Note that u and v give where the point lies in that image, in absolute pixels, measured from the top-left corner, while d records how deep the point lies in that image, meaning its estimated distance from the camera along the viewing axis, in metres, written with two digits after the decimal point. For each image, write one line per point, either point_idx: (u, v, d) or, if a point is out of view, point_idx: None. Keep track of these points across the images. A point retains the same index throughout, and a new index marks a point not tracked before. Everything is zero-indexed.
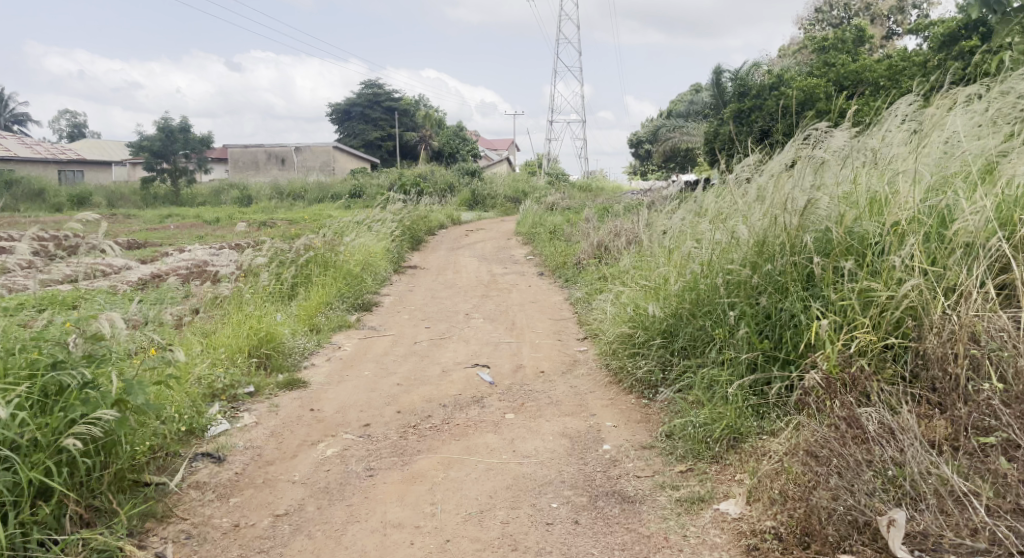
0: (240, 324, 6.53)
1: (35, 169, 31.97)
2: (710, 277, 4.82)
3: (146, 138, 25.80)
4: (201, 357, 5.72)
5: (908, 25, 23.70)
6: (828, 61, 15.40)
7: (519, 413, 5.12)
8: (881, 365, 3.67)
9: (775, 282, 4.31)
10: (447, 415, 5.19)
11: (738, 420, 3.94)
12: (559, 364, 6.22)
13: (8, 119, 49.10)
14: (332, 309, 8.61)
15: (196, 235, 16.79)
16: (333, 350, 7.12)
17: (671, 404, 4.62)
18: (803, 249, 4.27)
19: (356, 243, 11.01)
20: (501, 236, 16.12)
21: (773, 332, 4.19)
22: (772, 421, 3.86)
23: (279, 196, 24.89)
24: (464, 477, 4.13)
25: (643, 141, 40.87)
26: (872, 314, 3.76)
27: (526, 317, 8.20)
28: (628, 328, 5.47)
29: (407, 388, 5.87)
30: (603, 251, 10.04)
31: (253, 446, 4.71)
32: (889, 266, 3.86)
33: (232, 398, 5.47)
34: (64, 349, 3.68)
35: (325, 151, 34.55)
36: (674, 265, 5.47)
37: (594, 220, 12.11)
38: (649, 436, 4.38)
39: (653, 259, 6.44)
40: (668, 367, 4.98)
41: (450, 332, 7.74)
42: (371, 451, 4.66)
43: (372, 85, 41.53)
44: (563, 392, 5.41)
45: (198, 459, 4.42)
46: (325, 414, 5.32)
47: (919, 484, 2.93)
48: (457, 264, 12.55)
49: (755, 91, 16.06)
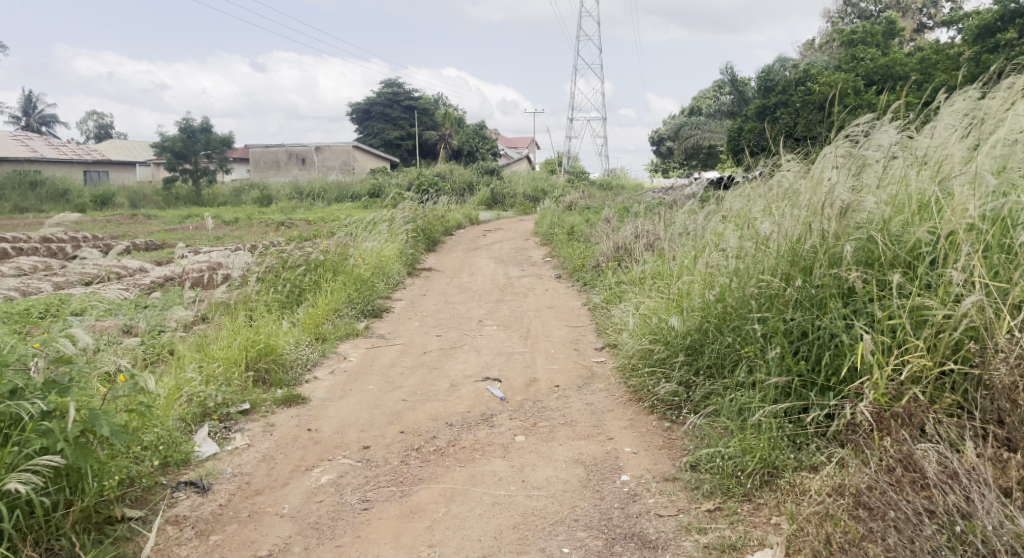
0: (238, 335, 6.19)
1: (60, 170, 32.14)
2: (739, 290, 4.39)
3: (168, 138, 25.58)
4: (193, 374, 5.37)
5: (940, 17, 22.98)
6: (856, 55, 14.91)
7: (530, 434, 4.71)
8: (937, 394, 3.23)
9: (811, 297, 3.86)
10: (453, 436, 4.81)
11: (771, 453, 3.51)
12: (576, 378, 5.81)
13: (37, 121, 49.47)
14: (341, 316, 8.26)
15: (214, 236, 16.51)
16: (338, 360, 6.76)
17: (696, 429, 4.21)
18: (843, 259, 3.83)
19: (369, 246, 10.64)
20: (519, 237, 15.71)
21: (809, 351, 3.75)
22: (811, 454, 3.44)
23: (298, 195, 24.66)
24: (467, 512, 3.76)
25: (665, 139, 40.19)
26: (927, 335, 3.30)
27: (542, 324, 7.79)
28: (649, 342, 5.07)
29: (412, 404, 5.48)
30: (622, 253, 9.61)
31: (241, 472, 4.36)
32: (946, 280, 3.40)
33: (224, 417, 5.12)
34: (24, 375, 3.34)
35: (345, 150, 34.28)
36: (699, 274, 5.05)
37: (614, 221, 11.69)
38: (672, 467, 3.96)
39: (677, 267, 6.00)
40: (692, 386, 4.57)
41: (461, 341, 7.36)
42: (369, 479, 4.29)
43: (392, 84, 41.25)
44: (579, 411, 5.00)
45: (179, 489, 4.07)
46: (323, 434, 4.96)
47: (991, 542, 2.48)
48: (472, 266, 12.16)
49: (780, 87, 15.54)
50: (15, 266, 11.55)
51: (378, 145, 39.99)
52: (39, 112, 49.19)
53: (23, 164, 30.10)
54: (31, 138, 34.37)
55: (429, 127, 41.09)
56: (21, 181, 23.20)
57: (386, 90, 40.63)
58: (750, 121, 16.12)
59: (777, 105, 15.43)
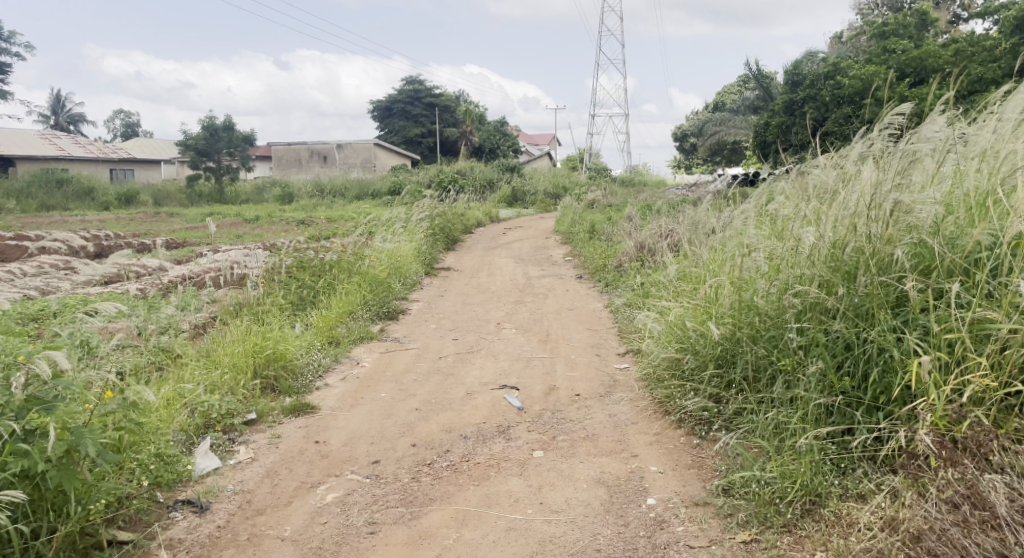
0: (247, 340, 5.94)
1: (86, 168, 32.31)
2: (774, 297, 4.10)
3: (191, 137, 25.55)
4: (197, 383, 5.13)
5: (974, 8, 22.38)
6: (887, 48, 14.51)
7: (549, 450, 4.42)
8: (1003, 417, 2.95)
9: (856, 306, 3.56)
10: (467, 451, 4.53)
11: (813, 480, 3.22)
12: (597, 386, 5.52)
13: (66, 120, 49.90)
14: (355, 318, 8.01)
15: (234, 234, 16.34)
16: (350, 366, 6.50)
17: (729, 448, 3.92)
18: (893, 267, 3.53)
19: (387, 246, 10.39)
20: (539, 235, 15.42)
21: (855, 367, 3.45)
22: (858, 481, 3.16)
23: (320, 193, 24.53)
24: (480, 540, 3.52)
25: (688, 135, 39.72)
26: (990, 352, 3.02)
27: (562, 327, 7.50)
28: (676, 351, 4.77)
29: (425, 414, 5.21)
30: (644, 253, 9.29)
31: (243, 490, 4.11)
32: (1011, 290, 3.11)
33: (228, 428, 4.87)
34: (4, 392, 3.07)
35: (367, 148, 34.12)
36: (729, 277, 4.74)
37: (636, 219, 11.36)
38: (701, 490, 3.68)
39: (704, 270, 5.69)
40: (724, 400, 4.27)
41: (478, 345, 7.09)
42: (377, 497, 4.03)
43: (413, 81, 41.09)
44: (601, 424, 4.70)
45: (176, 508, 3.84)
46: (330, 447, 4.70)
47: None
48: (491, 265, 11.89)
49: (808, 81, 15.08)
50: (33, 264, 11.43)
51: (399, 141, 39.86)
52: (67, 111, 49.57)
53: (50, 163, 30.30)
54: (59, 136, 34.59)
55: (450, 124, 40.86)
56: (47, 179, 23.28)
57: (407, 88, 40.56)
58: (777, 116, 15.67)
59: (805, 100, 14.96)
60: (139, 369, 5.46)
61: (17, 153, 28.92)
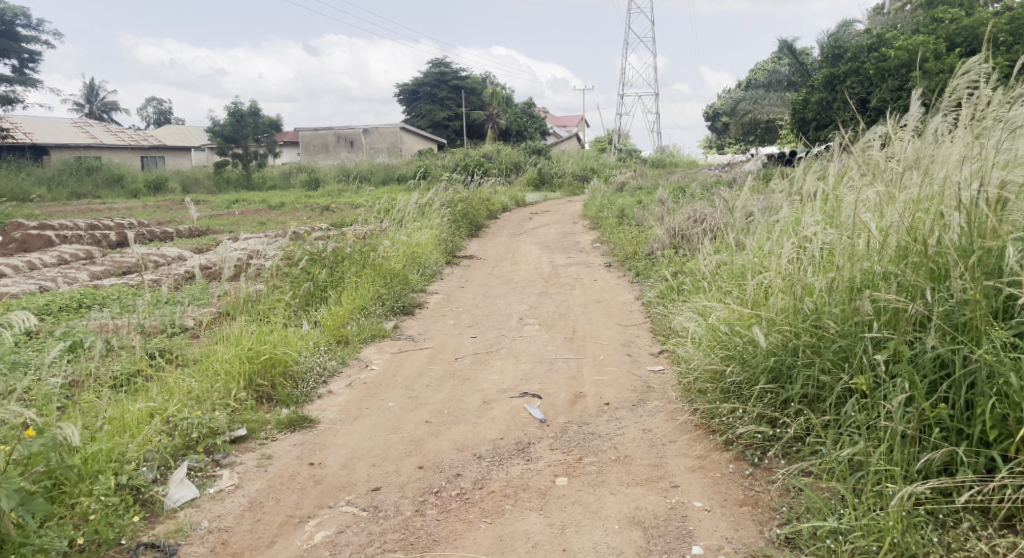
0: (240, 342, 5.34)
1: (117, 156, 32.11)
2: (842, 300, 3.48)
3: (217, 123, 24.95)
4: (179, 399, 4.57)
5: None
6: (936, 18, 13.54)
7: (575, 476, 3.78)
8: None
9: (954, 317, 2.99)
10: (480, 475, 3.91)
11: (905, 537, 2.67)
12: (629, 394, 4.87)
13: (99, 108, 49.76)
14: (368, 314, 7.42)
15: (258, 222, 15.81)
16: (359, 368, 5.90)
17: (790, 484, 3.31)
18: (999, 268, 3.00)
19: (405, 234, 9.77)
20: (566, 220, 14.73)
21: (954, 392, 2.89)
22: (965, 538, 2.66)
23: (346, 178, 24.03)
24: None
25: (721, 115, 38.63)
26: None
27: (590, 323, 6.86)
28: (720, 360, 4.10)
29: (436, 429, 4.59)
30: (678, 239, 8.60)
31: (218, 527, 3.55)
32: None
33: (210, 448, 4.30)
34: None
35: (393, 132, 33.54)
36: (779, 270, 4.05)
37: (669, 204, 10.66)
38: (759, 536, 3.06)
39: (751, 265, 4.99)
40: (779, 423, 3.64)
41: (500, 343, 6.47)
42: (373, 536, 3.44)
43: (439, 64, 40.42)
44: (634, 442, 4.06)
45: (137, 553, 3.32)
46: (326, 471, 4.10)
47: None
48: (516, 253, 11.26)
49: (850, 54, 14.19)
50: (53, 254, 10.95)
51: (426, 125, 39.22)
52: (101, 99, 49.62)
53: (82, 151, 30.13)
54: (91, 123, 34.43)
55: (477, 106, 40.13)
56: (77, 166, 23.09)
57: (433, 71, 40.03)
58: (817, 92, 14.80)
59: (846, 74, 14.06)
60: (123, 381, 4.89)
61: (50, 142, 28.76)
